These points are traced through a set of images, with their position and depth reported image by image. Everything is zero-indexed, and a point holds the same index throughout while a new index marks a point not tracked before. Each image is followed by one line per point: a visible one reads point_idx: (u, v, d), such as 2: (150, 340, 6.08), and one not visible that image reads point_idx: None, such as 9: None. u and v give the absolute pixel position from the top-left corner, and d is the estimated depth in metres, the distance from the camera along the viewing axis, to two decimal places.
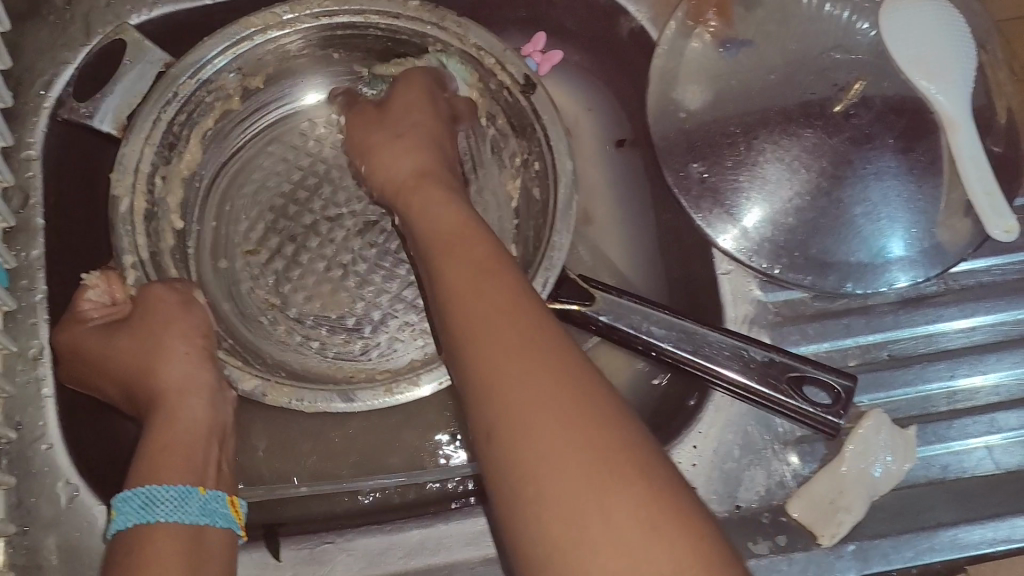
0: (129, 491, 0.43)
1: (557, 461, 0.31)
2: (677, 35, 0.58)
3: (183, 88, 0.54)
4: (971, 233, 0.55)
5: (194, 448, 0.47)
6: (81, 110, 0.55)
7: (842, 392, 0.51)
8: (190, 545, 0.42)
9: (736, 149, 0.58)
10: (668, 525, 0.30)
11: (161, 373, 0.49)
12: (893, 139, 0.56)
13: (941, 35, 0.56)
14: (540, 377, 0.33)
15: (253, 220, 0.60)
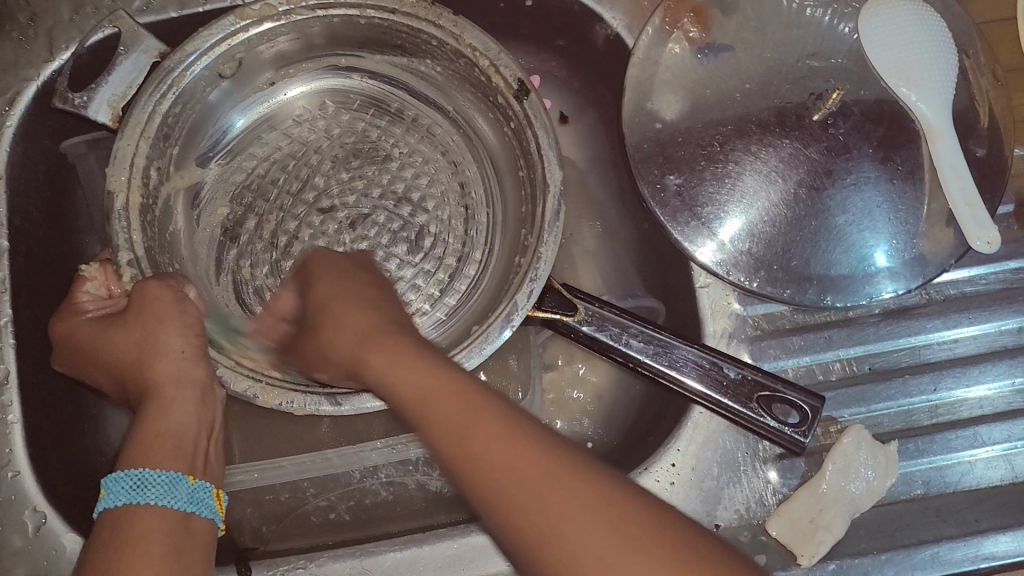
0: (121, 472, 0.42)
1: (484, 461, 0.31)
2: (654, 42, 0.57)
3: (174, 80, 0.51)
4: (953, 243, 0.54)
5: (187, 438, 0.46)
6: (75, 100, 0.52)
7: (810, 411, 0.49)
8: (176, 527, 0.41)
9: (713, 159, 0.56)
10: (548, 490, 0.30)
11: (154, 365, 0.47)
12: (872, 149, 0.55)
13: (921, 39, 0.54)
14: (453, 398, 0.34)
15: (247, 210, 0.58)
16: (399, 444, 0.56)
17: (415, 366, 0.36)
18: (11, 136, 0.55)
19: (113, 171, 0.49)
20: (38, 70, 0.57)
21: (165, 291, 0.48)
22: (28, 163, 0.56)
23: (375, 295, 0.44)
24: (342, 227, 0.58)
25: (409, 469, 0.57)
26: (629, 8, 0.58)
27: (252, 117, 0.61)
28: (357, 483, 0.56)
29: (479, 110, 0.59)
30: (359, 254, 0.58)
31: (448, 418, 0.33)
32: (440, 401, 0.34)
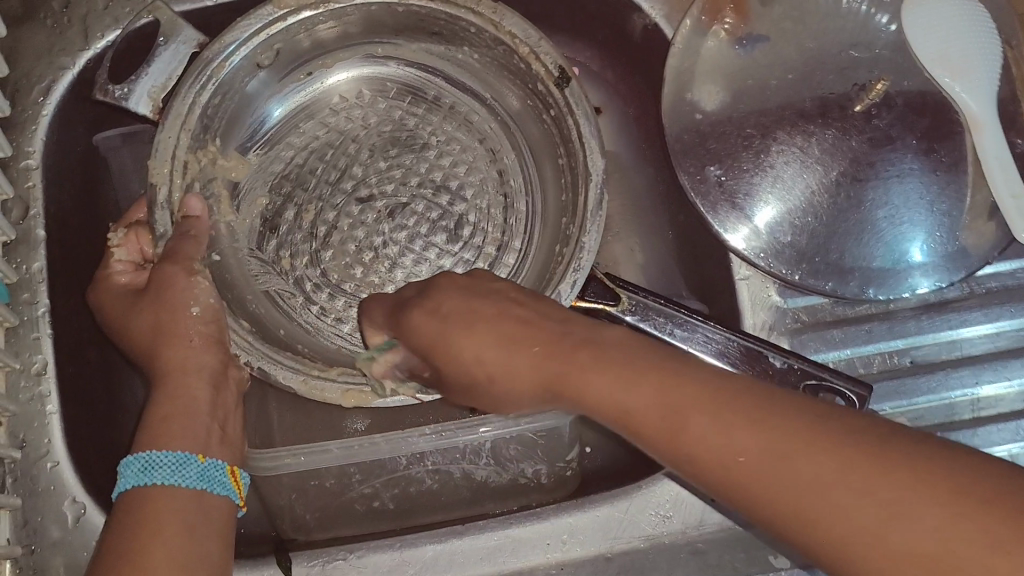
0: (130, 456, 0.43)
1: (809, 483, 0.29)
2: (694, 34, 0.56)
3: (212, 71, 0.51)
4: (997, 235, 0.53)
5: (201, 420, 0.47)
6: (115, 92, 0.53)
7: (858, 400, 0.49)
8: (187, 504, 0.42)
9: (751, 149, 0.56)
10: (936, 482, 0.27)
11: (166, 352, 0.48)
12: (914, 140, 0.55)
13: (966, 30, 0.53)
14: (667, 398, 0.34)
15: (286, 198, 0.58)
16: (448, 434, 0.53)
17: (645, 388, 0.34)
18: (46, 125, 0.55)
19: (156, 162, 0.49)
20: (73, 58, 0.56)
21: (177, 277, 0.48)
22: (63, 152, 0.56)
23: (519, 344, 0.40)
24: (381, 217, 0.59)
25: (455, 458, 0.56)
26: None
27: (292, 106, 0.61)
28: (401, 470, 0.56)
29: (517, 96, 0.58)
30: (398, 243, 0.58)
31: (707, 423, 0.32)
32: (675, 415, 0.33)
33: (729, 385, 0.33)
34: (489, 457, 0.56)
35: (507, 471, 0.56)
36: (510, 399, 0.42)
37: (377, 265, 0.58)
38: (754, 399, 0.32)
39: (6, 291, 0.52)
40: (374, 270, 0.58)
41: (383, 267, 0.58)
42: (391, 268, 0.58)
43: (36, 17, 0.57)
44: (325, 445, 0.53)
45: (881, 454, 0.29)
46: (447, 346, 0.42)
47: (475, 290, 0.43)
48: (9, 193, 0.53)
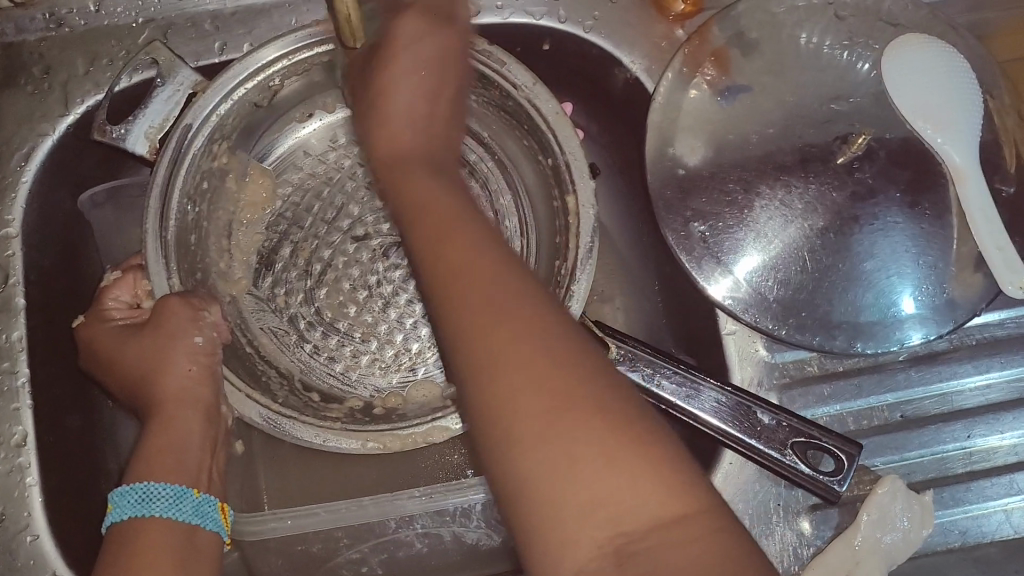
0: (126, 486, 0.43)
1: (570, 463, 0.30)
2: (674, 86, 0.56)
3: (203, 120, 0.50)
4: (984, 288, 0.53)
5: (191, 453, 0.46)
6: (112, 133, 0.52)
7: (847, 459, 0.48)
8: (182, 538, 0.43)
9: (737, 204, 0.56)
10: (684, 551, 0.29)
11: (164, 380, 0.47)
12: (900, 193, 0.54)
13: (945, 80, 0.53)
14: (557, 375, 0.32)
15: (275, 236, 0.58)
16: (434, 497, 0.52)
17: (588, 372, 0.33)
18: (25, 193, 0.55)
19: (152, 203, 0.47)
20: (53, 124, 0.56)
21: (180, 309, 0.47)
22: (43, 218, 0.56)
23: (440, 135, 0.50)
24: (376, 256, 0.59)
25: (445, 521, 0.53)
26: (648, 50, 0.58)
27: (291, 140, 0.60)
28: (390, 534, 0.53)
29: (514, 141, 0.58)
30: (393, 283, 0.59)
31: (594, 405, 0.32)
32: (530, 385, 0.32)
33: (623, 394, 0.33)
34: (480, 520, 0.53)
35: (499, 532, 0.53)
36: (395, 127, 0.49)
37: (370, 304, 0.58)
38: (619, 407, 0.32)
39: None
40: (368, 308, 0.58)
41: (376, 305, 0.58)
42: (385, 307, 0.58)
43: (16, 83, 0.57)
44: (313, 507, 0.52)
45: (687, 512, 0.30)
46: (382, 79, 0.50)
47: (443, 23, 0.50)
48: None
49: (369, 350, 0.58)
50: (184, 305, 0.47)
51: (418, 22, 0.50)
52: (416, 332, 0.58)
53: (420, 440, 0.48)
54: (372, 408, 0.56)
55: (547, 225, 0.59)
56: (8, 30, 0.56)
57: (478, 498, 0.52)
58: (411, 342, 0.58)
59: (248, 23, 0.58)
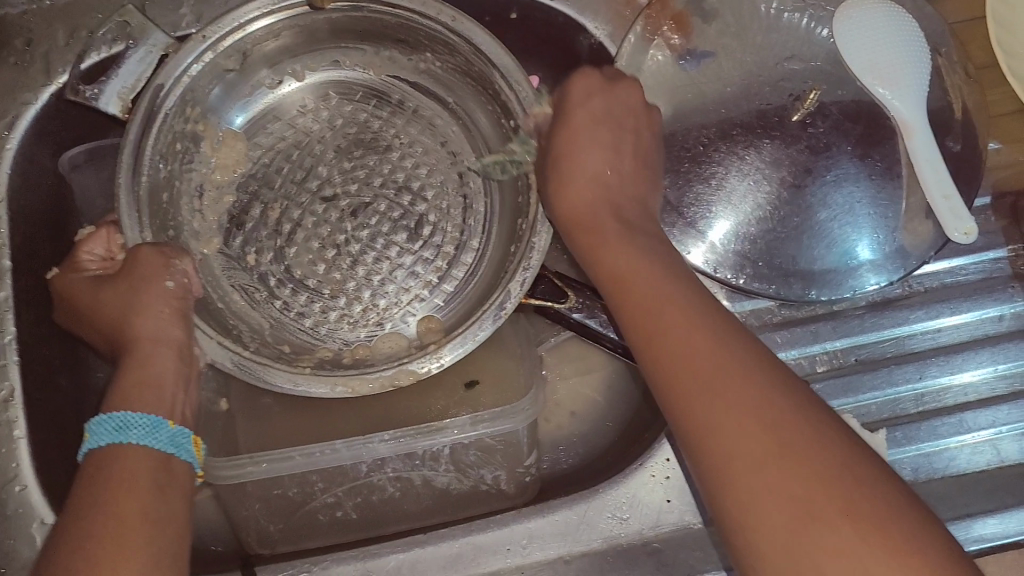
0: (104, 415, 0.45)
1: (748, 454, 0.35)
2: (635, 50, 0.58)
3: (174, 82, 0.53)
4: (932, 236, 0.55)
5: (166, 388, 0.49)
6: (86, 93, 0.55)
7: None
8: (158, 464, 0.45)
9: (697, 160, 0.58)
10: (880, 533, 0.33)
11: (137, 322, 0.50)
12: (850, 147, 0.57)
13: (888, 39, 0.56)
14: (753, 402, 0.36)
15: (242, 197, 0.60)
16: (406, 439, 0.54)
17: (738, 359, 0.38)
18: (10, 159, 0.57)
19: (125, 159, 0.50)
20: (36, 94, 0.58)
21: (153, 257, 0.51)
22: (28, 183, 0.58)
23: (635, 187, 0.53)
24: (344, 216, 0.61)
25: (415, 464, 0.56)
26: (610, 18, 0.60)
27: (263, 107, 0.63)
28: (364, 477, 0.56)
29: (479, 104, 0.62)
30: (361, 241, 0.61)
31: (793, 435, 0.35)
32: (738, 426, 0.36)
33: (807, 410, 0.36)
34: (448, 464, 0.56)
35: (467, 477, 0.57)
36: (574, 159, 0.52)
37: (339, 262, 0.60)
38: (780, 403, 0.36)
39: None
40: (336, 267, 0.60)
41: (345, 264, 0.60)
42: (353, 265, 0.60)
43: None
44: (286, 452, 0.53)
45: (879, 536, 0.33)
46: (569, 141, 0.53)
47: (614, 87, 0.55)
48: None
49: (337, 307, 0.60)
50: (157, 254, 0.51)
51: (594, 84, 0.54)
52: (383, 288, 0.61)
53: (386, 383, 0.52)
54: (342, 359, 0.58)
55: (513, 195, 0.61)
56: None
57: (448, 442, 0.55)
58: (379, 298, 0.60)
59: None
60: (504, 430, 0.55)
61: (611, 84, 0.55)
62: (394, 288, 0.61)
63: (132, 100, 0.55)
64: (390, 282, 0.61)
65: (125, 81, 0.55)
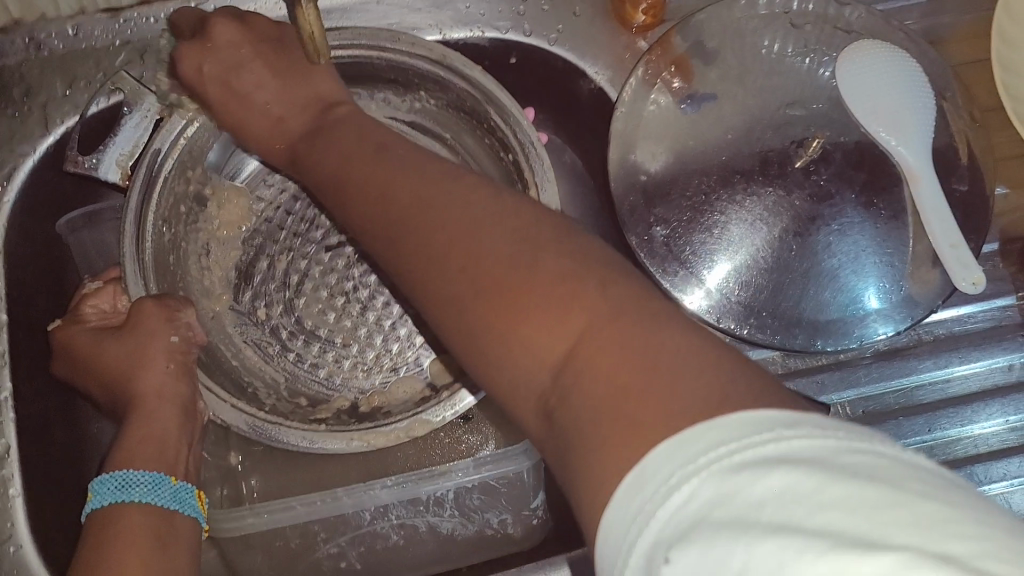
0: (106, 474, 0.45)
1: (496, 313, 0.33)
2: (637, 96, 0.57)
3: (171, 146, 0.53)
4: (940, 284, 0.55)
5: (170, 445, 0.48)
6: (84, 162, 0.54)
7: None
8: (160, 522, 0.44)
9: (703, 209, 0.57)
10: (638, 353, 0.28)
11: (140, 379, 0.49)
12: (857, 194, 0.56)
13: (895, 84, 0.55)
14: (482, 252, 0.34)
15: (246, 248, 0.60)
16: (408, 485, 0.54)
17: (473, 218, 0.35)
18: (8, 213, 0.56)
19: (127, 228, 0.50)
20: (34, 145, 0.58)
21: (153, 312, 0.50)
22: (25, 236, 0.57)
23: (307, 95, 0.52)
24: (350, 262, 0.60)
25: (419, 510, 0.56)
26: (611, 62, 0.60)
27: (258, 163, 0.61)
28: (367, 525, 0.55)
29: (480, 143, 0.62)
30: (368, 287, 0.60)
31: (508, 276, 0.33)
32: (459, 286, 0.34)
33: (534, 240, 0.34)
34: (453, 508, 0.56)
35: (472, 522, 0.56)
36: (262, 123, 0.53)
37: (349, 308, 0.60)
38: (498, 250, 0.34)
39: None
40: (347, 314, 0.60)
41: (355, 311, 0.60)
42: (363, 312, 0.60)
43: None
44: (288, 502, 0.53)
45: (592, 323, 0.30)
46: (223, 101, 0.53)
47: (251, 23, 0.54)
48: None
49: (351, 355, 0.60)
50: (158, 306, 0.50)
51: (192, 51, 0.53)
52: (393, 333, 0.61)
53: (401, 435, 0.52)
54: (358, 409, 0.59)
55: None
56: None
57: (450, 484, 0.55)
58: (390, 343, 0.61)
59: None
60: (509, 473, 0.56)
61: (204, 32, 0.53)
62: (404, 330, 0.61)
63: (132, 165, 0.55)
64: (400, 325, 0.61)
65: (122, 149, 0.55)
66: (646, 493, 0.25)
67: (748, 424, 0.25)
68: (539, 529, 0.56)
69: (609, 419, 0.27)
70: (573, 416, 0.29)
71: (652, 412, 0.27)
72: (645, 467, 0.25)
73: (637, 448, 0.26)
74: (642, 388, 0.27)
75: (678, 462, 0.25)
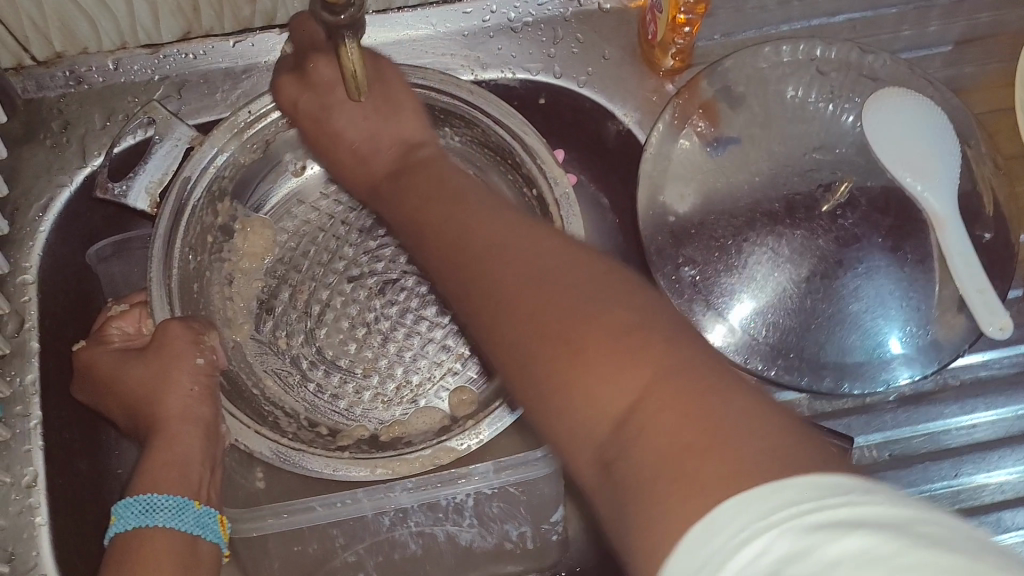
0: (130, 498, 0.45)
1: (569, 369, 0.31)
2: (665, 138, 0.58)
3: (201, 174, 0.53)
4: (966, 329, 0.55)
5: (194, 467, 0.48)
6: (115, 190, 0.55)
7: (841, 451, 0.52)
8: (183, 549, 0.45)
9: (726, 252, 0.58)
10: (695, 420, 0.27)
11: (165, 400, 0.50)
12: (881, 238, 0.57)
13: (920, 131, 0.56)
14: (542, 305, 0.32)
15: (268, 278, 0.60)
16: (429, 487, 0.56)
17: (555, 265, 0.34)
18: (43, 242, 0.57)
19: (156, 252, 0.51)
20: (70, 176, 0.58)
21: (178, 334, 0.50)
22: (57, 266, 0.58)
23: (406, 130, 0.51)
24: (372, 293, 0.61)
25: (438, 518, 0.57)
26: (639, 104, 0.61)
27: (281, 195, 0.62)
28: (385, 532, 0.57)
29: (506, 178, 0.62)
30: (390, 318, 0.61)
31: (573, 315, 0.32)
32: (534, 344, 0.32)
33: (613, 288, 0.33)
34: (472, 517, 0.58)
35: (491, 532, 0.58)
36: (364, 161, 0.51)
37: (369, 340, 0.60)
38: (589, 298, 0.32)
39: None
40: (367, 345, 0.60)
41: (375, 342, 0.60)
42: (383, 343, 0.61)
43: (36, 137, 0.59)
44: (308, 503, 0.55)
45: (648, 387, 0.29)
46: (321, 122, 0.53)
47: (379, 66, 0.53)
48: (5, 308, 0.55)
49: (371, 386, 0.60)
50: (183, 327, 0.51)
51: (294, 85, 0.53)
52: (415, 365, 0.61)
53: (426, 463, 0.52)
54: (378, 438, 0.58)
55: None
56: (30, 86, 0.59)
57: (468, 490, 0.57)
58: (411, 374, 0.60)
59: (258, 80, 0.61)
60: (524, 478, 0.58)
61: (307, 71, 0.53)
62: (426, 362, 0.61)
63: (160, 194, 0.56)
64: (421, 357, 0.61)
65: (152, 176, 0.56)
66: (690, 566, 0.24)
67: (813, 488, 0.24)
68: (556, 542, 0.59)
69: (628, 431, 0.29)
70: (625, 485, 0.28)
71: (715, 464, 0.26)
72: (712, 521, 0.25)
73: (660, 403, 0.28)
74: (705, 453, 0.26)
75: (749, 518, 0.24)
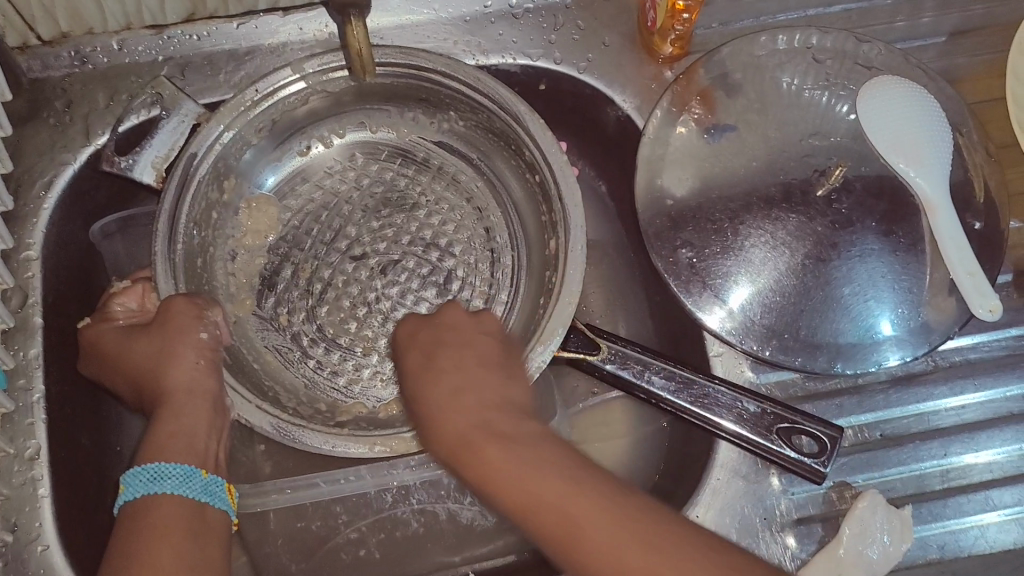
0: (138, 467, 0.46)
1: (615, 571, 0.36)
2: (663, 123, 0.60)
3: (207, 150, 0.54)
4: (956, 311, 0.56)
5: (199, 440, 0.49)
6: (121, 163, 0.56)
7: (828, 440, 0.52)
8: (192, 515, 0.45)
9: (722, 234, 0.59)
10: None
11: (169, 374, 0.50)
12: (875, 222, 0.58)
13: (913, 118, 0.57)
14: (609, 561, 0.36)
15: (272, 257, 0.61)
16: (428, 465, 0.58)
17: (593, 504, 0.37)
18: (47, 219, 0.58)
19: (161, 228, 0.51)
20: (75, 154, 0.59)
21: (183, 307, 0.51)
22: (61, 243, 0.59)
23: (505, 392, 0.44)
24: (373, 274, 0.62)
25: (440, 496, 0.59)
26: (638, 91, 0.62)
27: (287, 172, 0.63)
28: (388, 510, 0.59)
29: (505, 161, 0.63)
30: (390, 299, 0.61)
31: (654, 569, 0.35)
32: (602, 538, 0.36)
33: (654, 521, 0.37)
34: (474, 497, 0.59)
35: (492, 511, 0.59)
36: (450, 415, 0.43)
37: (370, 319, 0.61)
38: (676, 534, 0.37)
39: (4, 377, 0.54)
40: (367, 324, 0.61)
41: (376, 322, 0.61)
42: (383, 323, 0.61)
43: (41, 116, 0.59)
44: (312, 480, 0.58)
45: None
46: (425, 378, 0.45)
47: (482, 317, 0.49)
48: (9, 283, 0.55)
49: (370, 364, 0.60)
50: (187, 303, 0.51)
51: (413, 323, 0.49)
52: None
53: None
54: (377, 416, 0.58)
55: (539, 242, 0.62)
56: (35, 65, 0.60)
57: None
58: None
59: (260, 63, 0.61)
60: None
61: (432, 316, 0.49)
62: None
63: (165, 169, 0.56)
64: None
65: (157, 151, 0.56)
66: None
67: None
68: None
69: None
70: None
71: None
72: None
73: None
74: None
75: None
